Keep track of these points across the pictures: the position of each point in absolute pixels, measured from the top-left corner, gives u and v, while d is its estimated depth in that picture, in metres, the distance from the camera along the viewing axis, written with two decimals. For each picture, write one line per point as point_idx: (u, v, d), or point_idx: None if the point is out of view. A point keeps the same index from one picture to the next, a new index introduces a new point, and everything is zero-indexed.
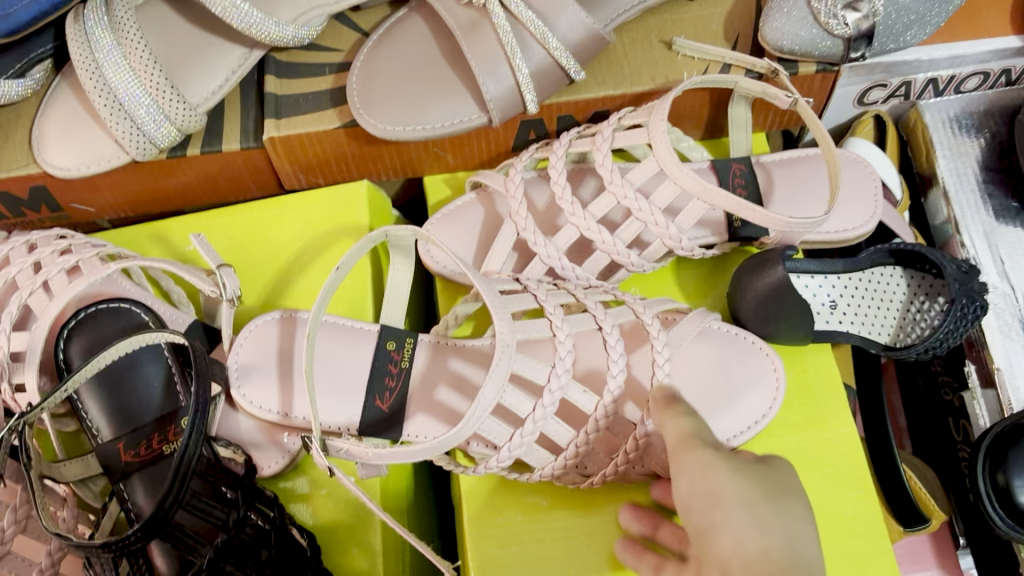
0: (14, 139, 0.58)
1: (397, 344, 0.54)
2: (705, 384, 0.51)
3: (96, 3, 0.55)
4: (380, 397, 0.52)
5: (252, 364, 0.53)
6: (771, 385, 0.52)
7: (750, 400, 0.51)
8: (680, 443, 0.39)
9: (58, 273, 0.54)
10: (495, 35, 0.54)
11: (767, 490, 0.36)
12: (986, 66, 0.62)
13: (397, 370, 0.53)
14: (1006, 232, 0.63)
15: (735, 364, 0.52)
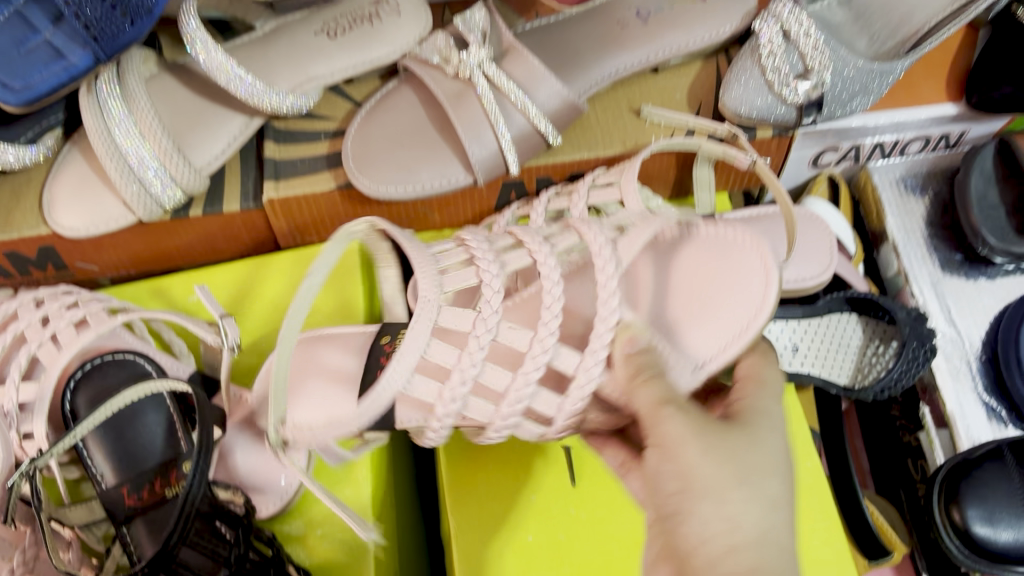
0: (25, 202, 0.62)
1: (391, 338, 0.53)
2: (692, 289, 0.50)
3: (110, 74, 0.59)
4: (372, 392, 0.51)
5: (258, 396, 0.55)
6: (747, 250, 0.50)
7: (730, 276, 0.49)
8: (653, 410, 0.42)
9: (66, 326, 0.57)
10: (481, 108, 0.59)
11: (739, 477, 0.40)
12: (928, 132, 0.68)
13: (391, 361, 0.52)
14: (951, 283, 0.69)
15: (720, 265, 0.50)
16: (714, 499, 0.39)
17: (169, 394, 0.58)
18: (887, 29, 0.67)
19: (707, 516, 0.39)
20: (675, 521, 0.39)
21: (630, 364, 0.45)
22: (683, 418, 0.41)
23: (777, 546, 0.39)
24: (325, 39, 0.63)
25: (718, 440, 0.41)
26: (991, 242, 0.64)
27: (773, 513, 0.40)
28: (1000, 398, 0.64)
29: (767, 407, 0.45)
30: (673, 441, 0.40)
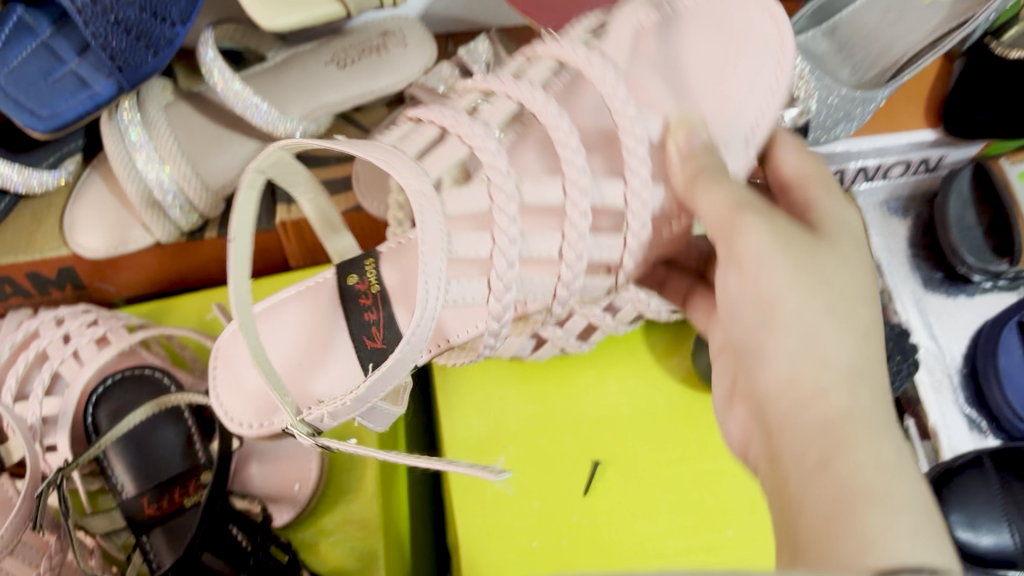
0: (47, 224, 0.64)
1: (359, 274, 0.52)
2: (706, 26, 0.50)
3: (130, 101, 0.62)
4: (368, 336, 0.51)
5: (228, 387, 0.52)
6: None
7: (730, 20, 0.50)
8: (727, 214, 0.37)
9: (87, 343, 0.59)
10: None
11: (830, 305, 0.35)
12: (907, 157, 0.72)
13: (369, 301, 0.51)
14: (933, 301, 0.72)
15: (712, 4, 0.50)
16: (801, 334, 0.35)
17: (187, 407, 0.60)
18: (868, 59, 0.70)
19: (785, 350, 0.35)
20: (755, 361, 0.36)
21: (691, 163, 0.42)
22: (765, 227, 0.36)
23: (874, 386, 0.34)
24: (335, 70, 0.66)
25: (804, 256, 0.36)
26: (969, 260, 0.67)
27: (869, 344, 0.35)
28: (980, 409, 0.67)
29: (842, 217, 0.40)
30: (756, 259, 0.36)
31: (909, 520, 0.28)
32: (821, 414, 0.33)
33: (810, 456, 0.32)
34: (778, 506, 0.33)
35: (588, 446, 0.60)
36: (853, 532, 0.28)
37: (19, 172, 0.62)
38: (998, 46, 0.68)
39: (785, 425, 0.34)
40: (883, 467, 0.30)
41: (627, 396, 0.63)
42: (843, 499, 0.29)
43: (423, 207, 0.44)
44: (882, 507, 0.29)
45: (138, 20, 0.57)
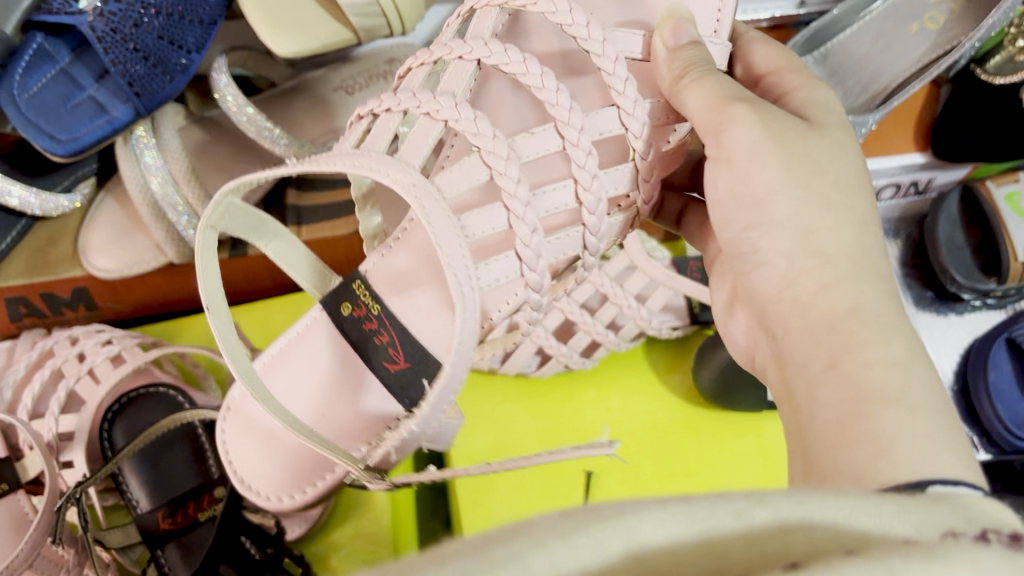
0: (61, 247, 0.66)
1: (353, 301, 0.52)
2: None
3: (145, 127, 0.63)
4: (388, 359, 0.51)
5: (255, 456, 0.53)
6: None
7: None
8: (717, 111, 0.40)
9: (103, 361, 0.61)
10: None
11: (824, 199, 0.38)
12: (898, 179, 0.74)
13: (373, 324, 0.51)
14: (924, 318, 0.74)
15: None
16: (799, 229, 0.38)
17: (200, 424, 0.62)
18: (859, 84, 0.73)
19: (784, 249, 0.39)
20: (753, 263, 0.41)
21: (679, 58, 0.43)
22: (752, 118, 0.39)
23: (876, 276, 0.36)
24: (344, 95, 0.68)
25: (796, 150, 0.39)
26: (959, 279, 0.70)
27: (866, 232, 0.38)
28: (972, 423, 0.69)
29: (828, 101, 0.43)
30: (746, 151, 0.39)
31: (922, 419, 0.30)
32: (827, 314, 0.36)
33: (820, 358, 0.34)
34: (796, 409, 0.35)
35: (594, 449, 0.62)
36: (866, 433, 0.30)
37: (37, 196, 0.64)
38: (983, 73, 0.71)
39: (793, 328, 0.37)
40: (892, 364, 0.32)
41: (630, 412, 0.64)
42: (858, 404, 0.31)
43: (421, 197, 0.44)
44: (895, 408, 0.30)
45: (155, 46, 0.61)
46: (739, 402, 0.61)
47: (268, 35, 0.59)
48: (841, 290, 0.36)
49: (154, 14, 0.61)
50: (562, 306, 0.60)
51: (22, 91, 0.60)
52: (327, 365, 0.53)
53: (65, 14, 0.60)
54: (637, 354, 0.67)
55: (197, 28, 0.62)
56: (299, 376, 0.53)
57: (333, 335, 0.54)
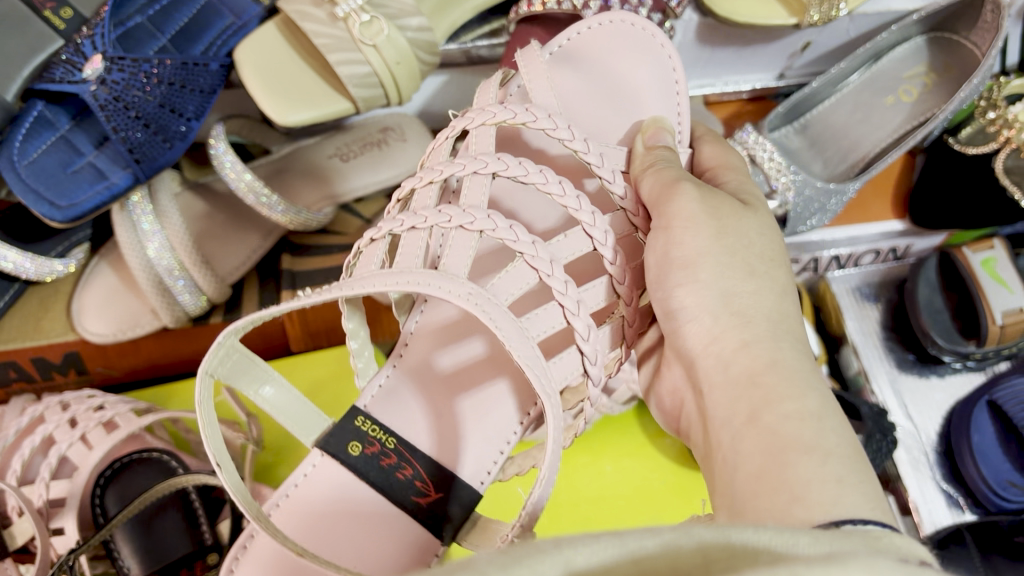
0: (53, 311, 0.66)
1: (364, 441, 0.46)
2: (598, 84, 0.53)
3: (142, 193, 0.64)
4: (418, 491, 0.46)
5: None
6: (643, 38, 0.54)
7: (628, 63, 0.54)
8: (678, 188, 0.43)
9: (95, 427, 0.60)
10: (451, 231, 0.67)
11: (748, 269, 0.42)
12: (878, 246, 0.78)
13: (391, 460, 0.46)
14: (906, 381, 0.75)
15: (603, 60, 0.54)
16: (722, 290, 0.41)
17: (194, 488, 0.60)
18: (838, 154, 0.75)
19: (705, 305, 0.41)
20: (678, 322, 0.43)
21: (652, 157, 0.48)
22: (693, 192, 0.43)
23: (793, 336, 0.40)
24: (339, 162, 0.69)
25: (726, 222, 0.43)
26: (940, 342, 0.71)
27: (786, 299, 0.42)
28: (957, 485, 0.70)
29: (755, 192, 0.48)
30: (687, 217, 0.42)
31: (834, 463, 0.32)
32: (747, 369, 0.38)
33: (740, 413, 0.37)
34: (721, 465, 0.37)
35: (584, 517, 0.62)
36: (785, 477, 0.32)
37: (33, 260, 0.63)
38: (956, 142, 0.73)
39: (713, 384, 0.40)
40: (806, 416, 0.34)
41: (623, 475, 0.65)
42: (776, 451, 0.33)
43: (486, 305, 0.41)
44: (810, 455, 0.32)
45: (155, 114, 0.62)
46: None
47: (270, 105, 0.60)
48: (767, 352, 0.38)
49: (156, 83, 0.62)
50: None
51: (22, 157, 0.60)
52: (351, 509, 0.45)
53: (68, 82, 0.61)
54: (631, 417, 0.67)
55: (197, 97, 0.63)
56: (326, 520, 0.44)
57: (346, 472, 0.45)
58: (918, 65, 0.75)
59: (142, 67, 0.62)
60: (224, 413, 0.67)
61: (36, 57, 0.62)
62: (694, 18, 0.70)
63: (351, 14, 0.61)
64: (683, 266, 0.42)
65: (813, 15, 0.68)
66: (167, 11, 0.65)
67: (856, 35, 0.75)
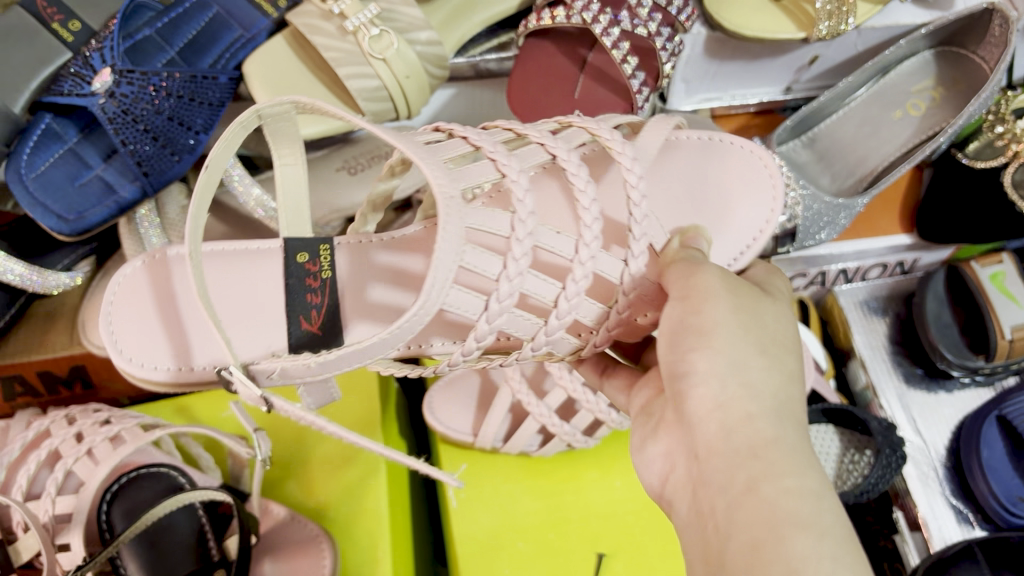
0: (59, 325, 0.65)
1: (311, 256, 0.48)
2: (688, 186, 0.50)
3: (149, 206, 0.64)
4: (306, 319, 0.47)
5: (126, 313, 0.47)
6: (766, 184, 0.50)
7: (735, 190, 0.50)
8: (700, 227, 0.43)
9: (102, 442, 0.60)
10: None
11: (761, 346, 0.35)
12: (886, 260, 0.78)
13: (318, 284, 0.48)
14: (915, 396, 0.75)
15: (714, 166, 0.51)
16: (733, 360, 0.34)
17: (207, 519, 0.59)
18: (845, 168, 0.75)
19: (715, 370, 0.34)
20: (684, 384, 0.34)
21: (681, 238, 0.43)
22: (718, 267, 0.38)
23: None
24: (347, 175, 0.69)
25: (745, 299, 0.36)
26: (949, 356, 0.70)
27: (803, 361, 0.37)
28: (967, 501, 0.70)
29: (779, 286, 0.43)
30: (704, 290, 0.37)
31: (831, 545, 0.27)
32: (742, 436, 0.32)
33: (736, 482, 0.31)
34: (713, 533, 0.31)
35: (595, 533, 0.62)
36: (779, 559, 0.27)
37: (39, 274, 0.63)
38: (963, 156, 0.73)
39: (711, 451, 0.32)
40: (807, 493, 0.29)
41: (633, 492, 0.64)
42: (770, 525, 0.28)
43: (449, 209, 0.40)
44: (807, 533, 0.28)
45: (164, 127, 0.62)
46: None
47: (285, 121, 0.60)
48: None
49: (164, 96, 0.62)
50: (566, 383, 0.60)
51: (30, 170, 0.60)
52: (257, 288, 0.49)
53: (76, 95, 0.61)
54: None
55: (205, 110, 0.63)
56: (228, 290, 0.48)
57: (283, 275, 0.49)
58: (927, 80, 0.75)
59: (151, 80, 0.63)
60: (231, 428, 0.66)
61: (43, 70, 0.62)
62: (703, 31, 0.70)
63: (361, 28, 0.61)
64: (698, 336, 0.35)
65: (822, 28, 0.68)
66: (176, 23, 0.65)
67: (864, 49, 0.75)
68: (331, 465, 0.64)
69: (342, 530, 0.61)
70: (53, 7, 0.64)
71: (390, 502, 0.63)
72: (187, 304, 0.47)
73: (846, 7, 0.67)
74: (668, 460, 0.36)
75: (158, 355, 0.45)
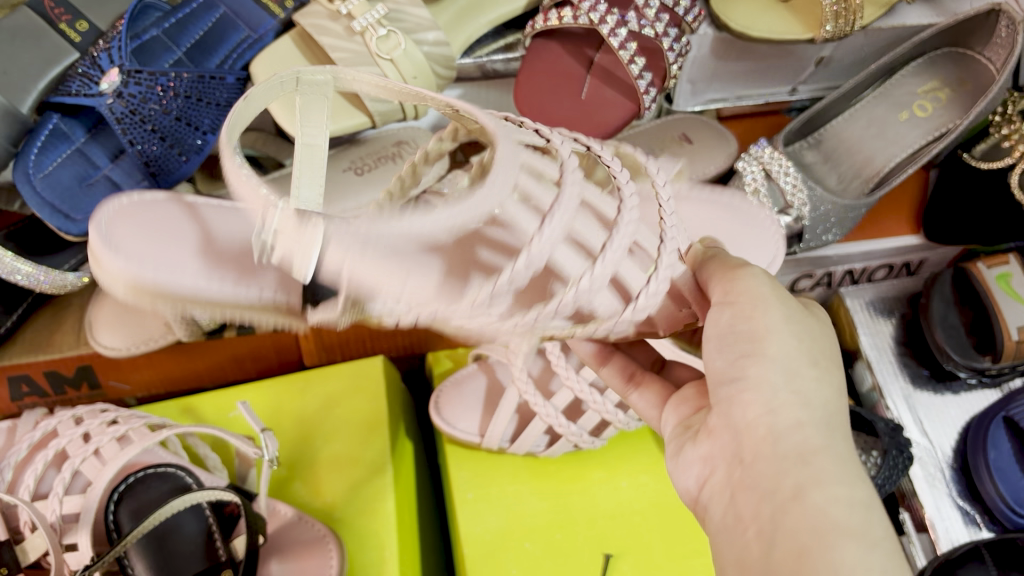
0: (66, 325, 0.65)
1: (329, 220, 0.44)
2: (713, 224, 0.58)
3: None
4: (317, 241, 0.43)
5: (138, 231, 0.42)
6: (772, 230, 0.59)
7: (746, 229, 0.58)
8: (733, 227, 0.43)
9: (109, 441, 0.60)
10: None
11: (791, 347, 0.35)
12: (892, 260, 0.78)
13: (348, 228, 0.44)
14: (921, 397, 0.75)
15: (734, 215, 0.59)
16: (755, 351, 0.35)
17: (215, 520, 0.59)
18: (852, 169, 0.75)
19: (773, 378, 0.34)
20: (734, 390, 0.35)
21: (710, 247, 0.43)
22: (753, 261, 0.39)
23: None
24: (354, 175, 0.69)
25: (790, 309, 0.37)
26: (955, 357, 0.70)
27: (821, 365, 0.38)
28: (974, 502, 0.70)
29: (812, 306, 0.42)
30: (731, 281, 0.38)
31: (881, 556, 0.29)
32: (782, 447, 0.33)
33: (783, 487, 0.32)
34: (756, 539, 0.32)
35: (603, 533, 0.62)
36: (827, 566, 0.29)
37: (46, 273, 0.62)
38: (970, 158, 0.73)
39: (758, 455, 0.34)
40: (856, 504, 0.31)
41: (639, 492, 0.64)
42: (818, 534, 0.30)
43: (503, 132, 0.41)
44: (856, 543, 0.29)
45: (171, 127, 0.62)
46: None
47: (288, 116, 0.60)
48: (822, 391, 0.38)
49: (172, 96, 0.63)
50: (572, 384, 0.60)
51: (38, 170, 0.60)
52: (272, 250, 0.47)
53: (84, 95, 0.61)
54: (644, 435, 0.68)
55: (213, 110, 0.63)
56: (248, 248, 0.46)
57: None
58: (933, 81, 0.76)
59: (158, 80, 0.63)
60: (239, 428, 0.66)
61: (52, 69, 0.62)
62: (709, 31, 0.71)
63: (369, 28, 0.61)
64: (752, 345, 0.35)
65: (828, 30, 0.68)
66: (183, 24, 0.66)
67: (870, 50, 0.75)
68: (338, 464, 0.65)
69: (348, 529, 0.61)
70: (61, 8, 0.64)
71: (397, 503, 0.63)
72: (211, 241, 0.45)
73: (853, 9, 0.67)
74: (708, 465, 0.37)
75: (181, 266, 0.42)
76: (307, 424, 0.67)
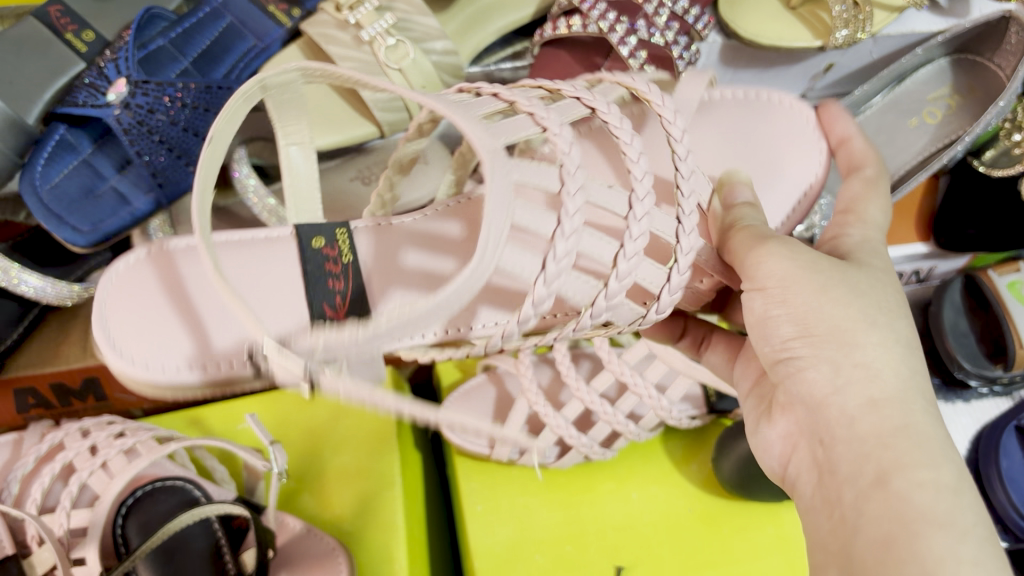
0: (73, 336, 0.65)
1: (327, 239, 0.50)
2: (729, 152, 0.54)
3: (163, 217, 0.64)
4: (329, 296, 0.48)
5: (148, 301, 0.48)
6: (816, 149, 0.54)
7: (782, 145, 0.54)
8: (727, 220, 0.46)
9: (117, 454, 0.59)
10: None
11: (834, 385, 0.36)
12: (902, 269, 0.77)
13: (337, 264, 0.49)
14: None
15: (762, 126, 0.55)
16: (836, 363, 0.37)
17: (223, 531, 0.59)
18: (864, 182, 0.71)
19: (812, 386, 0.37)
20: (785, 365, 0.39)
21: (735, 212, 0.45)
22: (782, 251, 0.40)
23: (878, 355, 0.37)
24: (360, 185, 0.70)
25: (829, 278, 0.39)
26: (967, 367, 0.70)
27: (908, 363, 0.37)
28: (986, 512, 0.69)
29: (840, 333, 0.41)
30: None
31: (973, 547, 0.30)
32: (874, 429, 0.35)
33: (866, 472, 0.34)
34: (840, 524, 0.34)
35: (615, 544, 0.61)
36: (914, 555, 0.30)
37: (52, 285, 0.62)
38: (979, 164, 0.74)
39: (837, 437, 0.36)
40: (943, 487, 0.32)
41: (649, 503, 0.64)
42: (902, 523, 0.31)
43: (494, 158, 0.40)
44: (944, 532, 0.31)
45: (180, 137, 0.62)
46: (761, 493, 0.60)
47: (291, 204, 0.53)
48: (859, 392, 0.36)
49: (180, 107, 0.63)
50: (582, 395, 0.60)
51: (44, 181, 0.59)
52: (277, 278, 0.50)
53: (92, 106, 0.60)
54: (656, 446, 0.68)
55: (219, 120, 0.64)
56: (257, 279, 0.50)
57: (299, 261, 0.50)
58: (942, 87, 0.75)
59: (165, 91, 0.62)
60: (247, 441, 0.66)
61: (58, 79, 0.62)
62: (718, 39, 0.71)
63: (377, 38, 0.62)
64: (801, 329, 0.38)
65: (840, 36, 0.67)
66: (190, 33, 0.66)
67: (879, 57, 0.75)
68: (348, 476, 0.64)
69: (357, 541, 0.61)
70: (68, 18, 0.64)
71: (407, 514, 0.62)
72: (197, 295, 0.48)
73: (863, 15, 0.67)
74: (792, 441, 0.40)
75: (171, 359, 0.46)
76: (316, 437, 0.66)
